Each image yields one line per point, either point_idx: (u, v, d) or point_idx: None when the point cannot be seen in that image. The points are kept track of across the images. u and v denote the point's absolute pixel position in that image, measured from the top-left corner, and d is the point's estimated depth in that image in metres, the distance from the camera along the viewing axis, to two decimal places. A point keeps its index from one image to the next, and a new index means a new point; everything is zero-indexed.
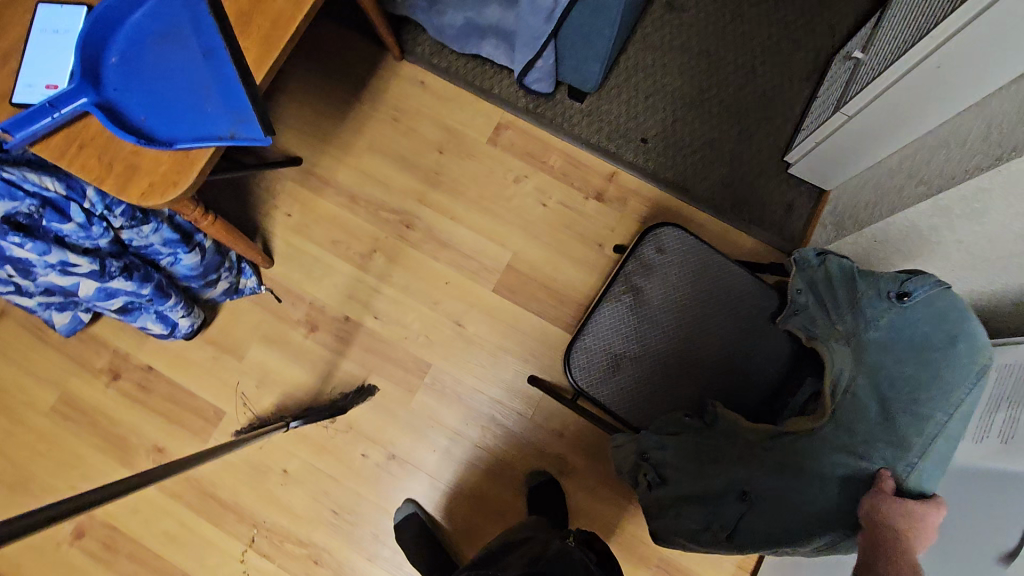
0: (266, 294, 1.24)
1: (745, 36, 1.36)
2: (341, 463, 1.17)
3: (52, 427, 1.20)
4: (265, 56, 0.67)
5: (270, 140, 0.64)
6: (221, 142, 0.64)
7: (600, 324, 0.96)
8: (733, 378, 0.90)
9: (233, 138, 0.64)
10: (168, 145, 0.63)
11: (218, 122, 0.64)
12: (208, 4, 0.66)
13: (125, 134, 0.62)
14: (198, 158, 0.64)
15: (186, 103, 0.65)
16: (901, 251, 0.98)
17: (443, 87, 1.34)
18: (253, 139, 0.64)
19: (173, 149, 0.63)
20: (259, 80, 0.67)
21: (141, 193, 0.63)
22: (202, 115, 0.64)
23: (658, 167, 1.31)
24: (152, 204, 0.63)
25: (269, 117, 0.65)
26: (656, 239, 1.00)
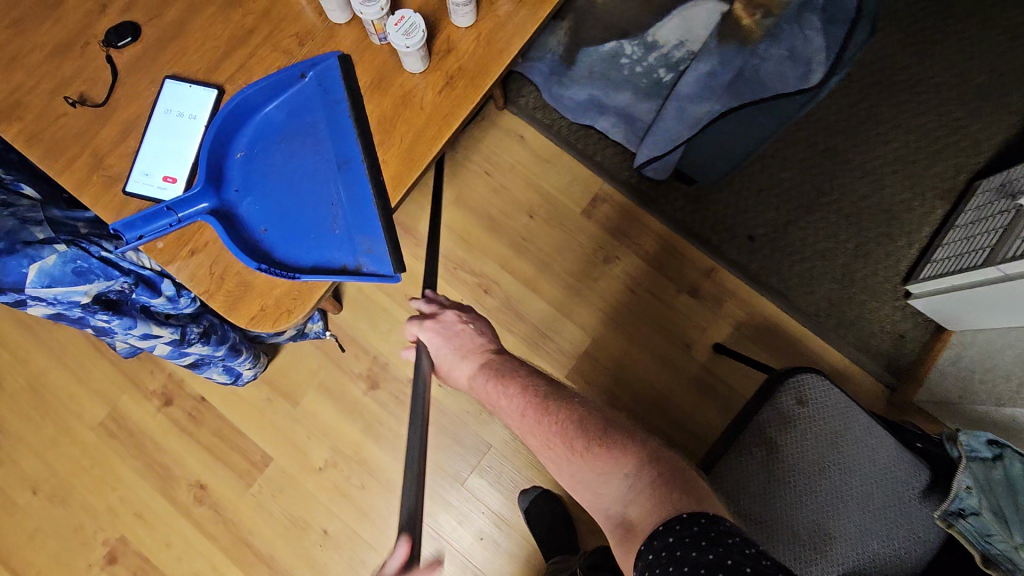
0: (329, 340, 1.19)
1: (879, 139, 1.24)
2: (381, 533, 1.12)
3: (96, 443, 1.16)
4: (405, 174, 0.60)
5: (399, 278, 0.57)
6: (347, 273, 0.57)
7: (729, 477, 0.79)
8: (879, 567, 0.75)
9: (360, 271, 0.57)
10: (291, 275, 0.56)
11: (344, 248, 0.58)
12: (351, 107, 0.60)
13: (245, 256, 0.55)
14: (318, 288, 0.57)
15: (311, 219, 0.58)
16: None
17: (544, 146, 1.26)
18: (381, 274, 0.57)
19: (295, 280, 0.57)
20: (393, 198, 0.60)
21: (251, 316, 0.56)
22: (329, 237, 0.58)
23: (763, 271, 1.20)
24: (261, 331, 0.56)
25: (400, 249, 0.58)
26: (800, 385, 0.81)
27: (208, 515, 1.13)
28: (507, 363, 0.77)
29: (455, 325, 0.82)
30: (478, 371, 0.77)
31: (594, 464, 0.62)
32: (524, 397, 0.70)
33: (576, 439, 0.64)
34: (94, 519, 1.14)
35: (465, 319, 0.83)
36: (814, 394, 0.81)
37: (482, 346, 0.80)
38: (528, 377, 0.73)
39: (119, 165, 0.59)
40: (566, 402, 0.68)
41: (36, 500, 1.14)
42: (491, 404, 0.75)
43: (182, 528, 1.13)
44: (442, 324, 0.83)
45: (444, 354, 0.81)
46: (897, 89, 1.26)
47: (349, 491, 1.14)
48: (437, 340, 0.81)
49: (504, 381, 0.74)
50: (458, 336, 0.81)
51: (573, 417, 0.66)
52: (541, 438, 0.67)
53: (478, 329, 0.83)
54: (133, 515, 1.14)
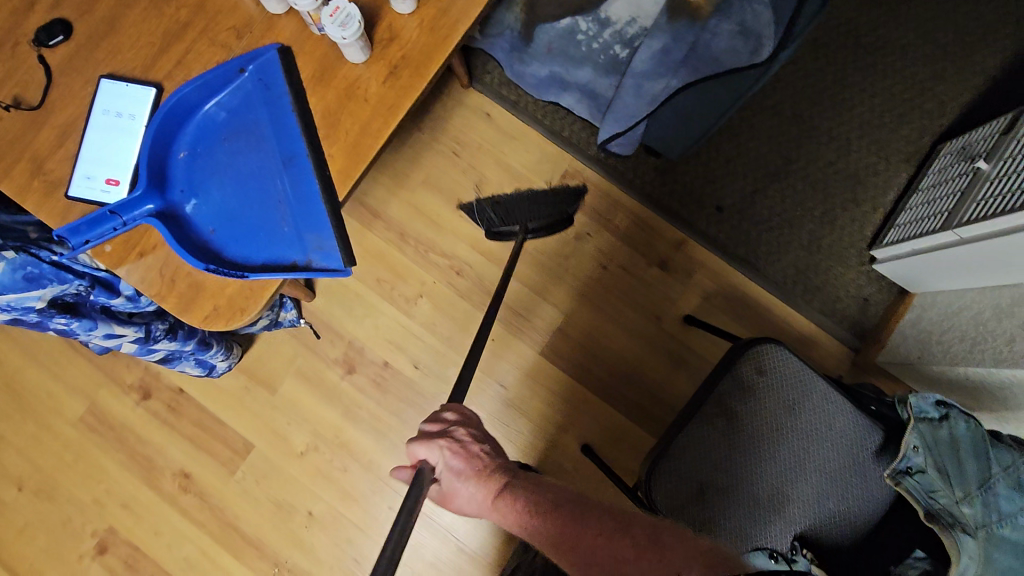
0: (304, 327, 1.19)
1: (844, 104, 1.25)
2: (365, 512, 1.15)
3: (78, 438, 1.18)
4: (351, 168, 0.65)
5: (349, 271, 0.63)
6: (299, 269, 0.62)
7: (687, 446, 0.82)
8: (831, 525, 0.79)
9: (310, 266, 0.63)
10: (241, 274, 0.61)
11: (294, 247, 0.63)
12: (292, 104, 0.65)
13: (194, 260, 0.60)
14: (268, 286, 0.61)
15: (260, 219, 0.64)
16: (1010, 397, 0.90)
17: (510, 123, 1.25)
18: (332, 268, 0.63)
19: (245, 280, 0.61)
20: (342, 192, 0.65)
21: (204, 317, 0.61)
22: (278, 235, 0.63)
23: (732, 242, 1.22)
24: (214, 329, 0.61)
25: (349, 244, 0.63)
26: (760, 355, 0.83)
27: (194, 502, 1.16)
28: (530, 481, 0.67)
29: (469, 446, 0.70)
30: (502, 491, 0.66)
31: (644, 568, 0.54)
32: (561, 512, 0.62)
33: (623, 545, 0.57)
34: (82, 511, 1.16)
35: (480, 439, 0.71)
36: (772, 362, 0.83)
37: (504, 466, 0.69)
38: (562, 492, 0.65)
39: (59, 169, 0.64)
40: (605, 510, 0.61)
41: (24, 496, 1.16)
42: (514, 528, 0.64)
43: (170, 517, 1.16)
44: (458, 442, 0.70)
45: (455, 476, 0.68)
46: (863, 54, 1.26)
47: (332, 473, 1.16)
48: (450, 465, 0.68)
49: (534, 497, 0.64)
50: (474, 455, 0.69)
51: (616, 525, 0.59)
52: (581, 557, 0.57)
53: (494, 449, 0.71)
54: (120, 506, 1.16)
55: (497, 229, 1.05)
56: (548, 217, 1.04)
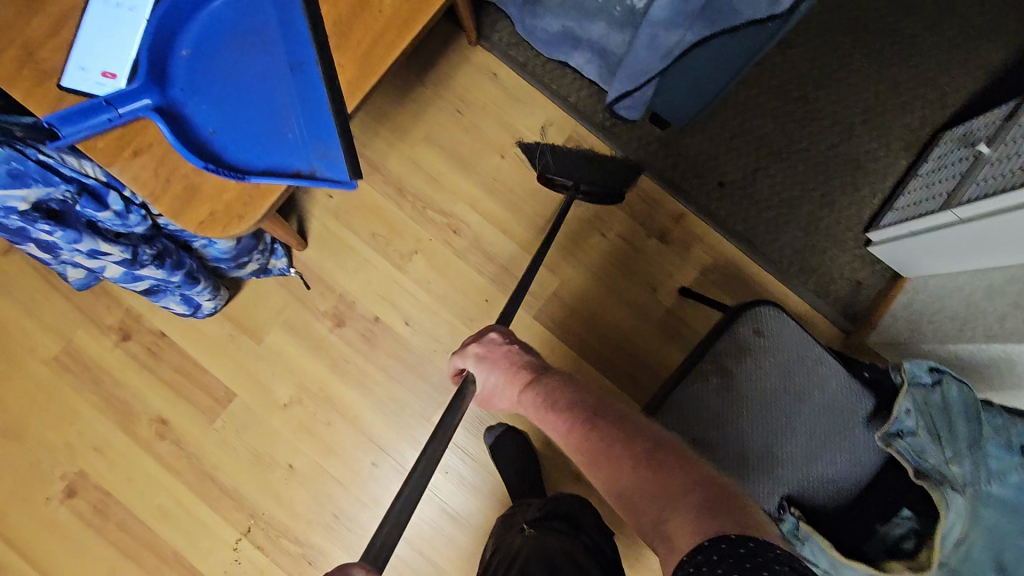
0: (294, 277, 1.17)
1: (848, 88, 1.25)
2: (347, 467, 1.13)
3: (51, 378, 1.14)
4: (361, 80, 0.69)
5: (353, 182, 0.63)
6: (303, 178, 0.63)
7: (679, 402, 0.82)
8: (817, 490, 0.79)
9: (314, 175, 0.64)
10: (241, 176, 0.62)
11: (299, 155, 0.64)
12: (303, 9, 0.64)
13: (193, 157, 0.61)
14: (271, 191, 0.64)
15: (264, 125, 0.64)
16: (1000, 374, 0.91)
17: (516, 85, 1.24)
18: (336, 179, 0.63)
19: (245, 181, 0.63)
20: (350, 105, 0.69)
21: (200, 222, 0.63)
22: (282, 141, 0.64)
23: (731, 217, 1.22)
24: (210, 234, 0.63)
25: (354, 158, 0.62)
26: (758, 316, 0.83)
27: (171, 450, 1.12)
28: (554, 384, 0.75)
29: (497, 345, 0.82)
30: (526, 387, 0.77)
31: (640, 487, 0.61)
32: (575, 413, 0.70)
33: (627, 459, 0.63)
34: (51, 454, 1.12)
35: (509, 342, 0.82)
36: (771, 323, 0.82)
37: (531, 368, 0.78)
38: (584, 398, 0.72)
39: (51, 59, 0.63)
40: (618, 423, 0.68)
41: None
42: (541, 421, 0.75)
43: (144, 462, 1.12)
44: (485, 347, 0.82)
45: (489, 376, 0.80)
46: (870, 40, 1.26)
47: (315, 427, 1.14)
48: (481, 366, 0.81)
49: (554, 398, 0.74)
50: (503, 355, 0.80)
51: (623, 437, 0.66)
52: (588, 456, 0.67)
53: (524, 348, 0.82)
54: (92, 450, 1.12)
55: (550, 175, 1.05)
56: (602, 181, 1.04)
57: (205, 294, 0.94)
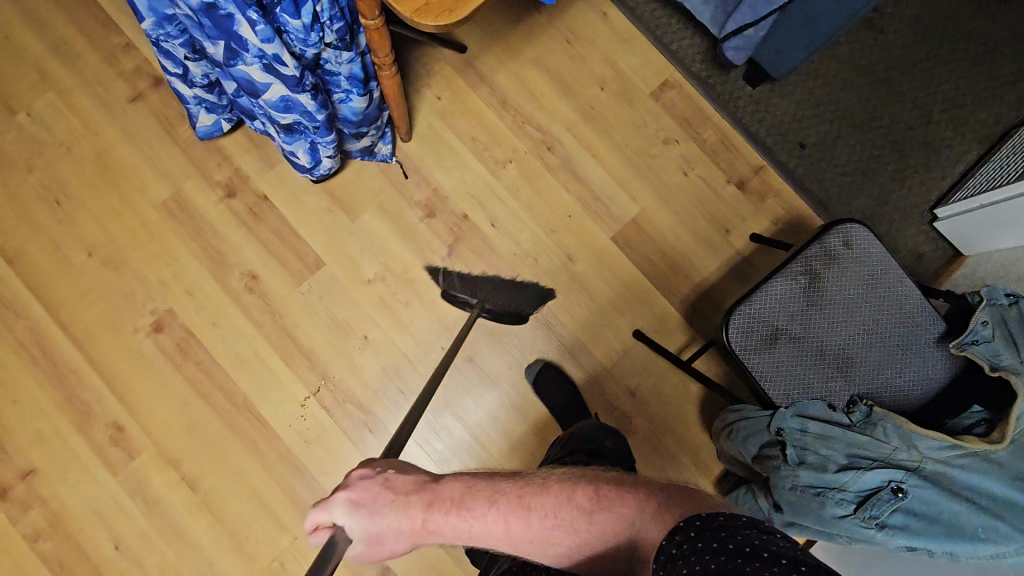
0: (394, 166, 1.24)
1: (933, 77, 1.32)
2: (418, 347, 1.19)
3: (156, 220, 1.21)
4: None
5: None
6: None
7: (768, 298, 0.86)
8: (887, 392, 0.85)
9: None
10: None
11: None
12: None
13: None
14: None
15: None
16: None
17: (624, 26, 1.32)
18: None
19: None
20: None
21: (415, 10, 0.69)
22: None
23: (807, 177, 1.29)
24: (425, 20, 0.69)
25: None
26: (848, 231, 0.89)
27: (256, 303, 1.19)
28: (459, 486, 0.67)
29: (370, 478, 0.64)
30: (430, 509, 0.64)
31: (604, 528, 0.65)
32: (502, 505, 0.66)
33: (574, 516, 0.65)
34: (146, 289, 1.18)
35: (380, 471, 0.65)
36: (859, 239, 0.89)
37: (420, 483, 0.66)
38: (493, 485, 0.68)
39: None
40: (543, 481, 0.68)
41: (92, 262, 1.19)
42: (466, 538, 0.67)
43: (229, 312, 1.19)
44: (354, 486, 0.63)
45: (374, 524, 0.62)
46: (958, 36, 1.34)
47: (393, 305, 1.20)
48: (364, 515, 0.61)
49: (468, 503, 0.66)
50: (386, 492, 0.63)
51: (557, 495, 0.67)
52: (537, 541, 0.66)
53: (398, 470, 0.67)
54: (183, 292, 1.19)
55: (454, 292, 1.14)
56: (507, 306, 1.14)
57: (329, 150, 1.03)
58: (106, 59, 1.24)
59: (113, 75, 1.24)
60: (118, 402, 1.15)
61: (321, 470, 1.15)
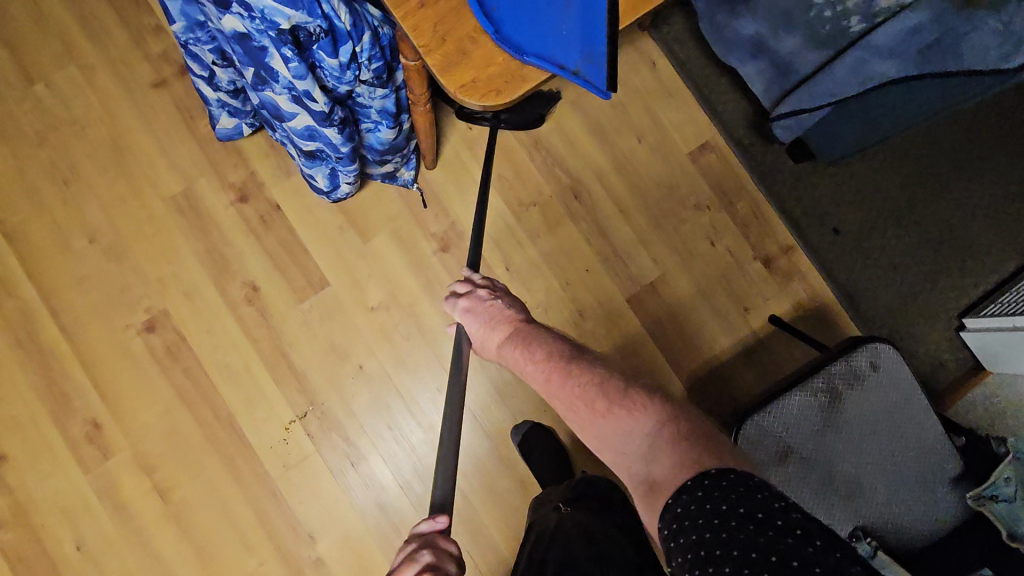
0: (415, 192, 1.20)
1: (983, 176, 1.23)
2: (411, 383, 1.15)
3: (163, 215, 1.17)
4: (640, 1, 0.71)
5: (607, 95, 0.64)
6: (566, 73, 0.63)
7: (785, 410, 0.82)
8: (894, 531, 0.81)
9: (578, 74, 0.63)
10: (516, 52, 0.63)
11: (570, 51, 0.63)
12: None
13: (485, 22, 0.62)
14: (532, 78, 0.64)
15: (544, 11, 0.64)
16: None
17: (672, 79, 1.27)
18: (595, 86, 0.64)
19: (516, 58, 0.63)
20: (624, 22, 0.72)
21: (459, 85, 0.63)
22: (556, 32, 0.64)
23: (836, 265, 1.24)
24: (468, 99, 0.63)
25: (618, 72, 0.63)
26: (877, 351, 0.84)
27: (254, 315, 1.15)
28: (537, 333, 0.75)
29: (483, 300, 0.84)
30: (505, 338, 0.78)
31: (616, 425, 0.61)
32: (553, 363, 0.70)
33: (598, 401, 0.64)
34: (143, 285, 1.15)
35: (494, 297, 0.84)
36: (887, 361, 0.84)
37: (510, 317, 0.80)
38: (559, 348, 0.72)
39: None
40: (599, 368, 0.67)
41: (92, 250, 1.15)
42: (520, 374, 0.75)
43: (225, 319, 1.15)
44: (469, 300, 0.85)
45: (471, 326, 0.83)
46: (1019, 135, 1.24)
47: (394, 337, 1.16)
48: (466, 315, 0.84)
49: (529, 347, 0.74)
50: (485, 309, 0.83)
51: (597, 378, 0.65)
52: (564, 404, 0.67)
53: (507, 300, 0.84)
54: (181, 293, 1.15)
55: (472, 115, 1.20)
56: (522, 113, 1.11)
57: (349, 177, 0.98)
58: (133, 39, 1.19)
59: (138, 57, 1.19)
60: (100, 398, 1.12)
61: (296, 497, 1.11)
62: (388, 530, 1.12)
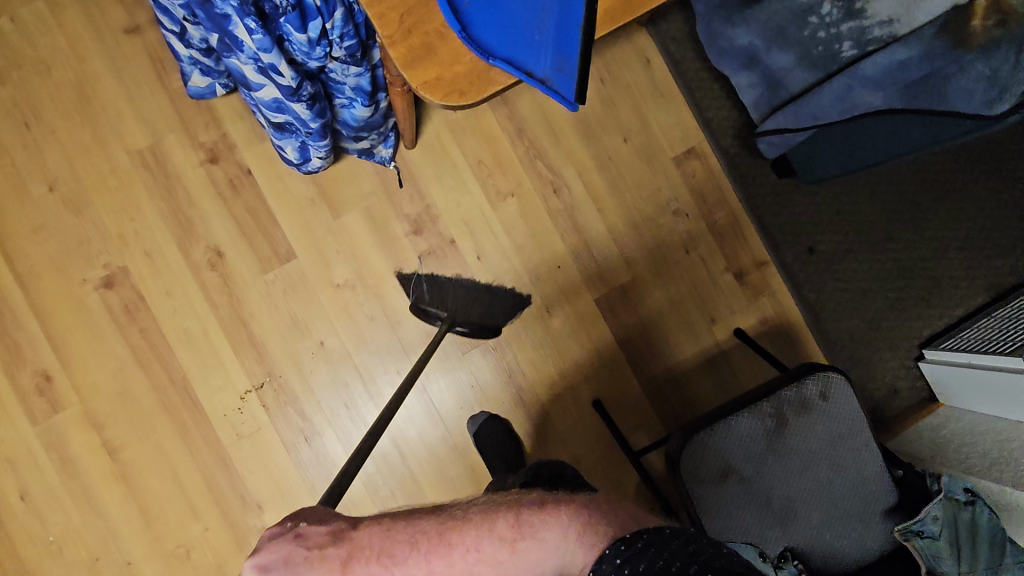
0: (391, 171, 1.17)
1: (962, 211, 1.23)
2: (372, 364, 1.15)
3: (128, 169, 1.13)
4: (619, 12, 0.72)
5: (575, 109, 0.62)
6: (534, 82, 0.63)
7: (730, 431, 0.83)
8: (822, 554, 0.84)
9: (545, 83, 0.63)
10: (484, 55, 0.64)
11: (541, 59, 0.62)
12: None
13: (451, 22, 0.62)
14: (497, 80, 0.66)
15: (519, 16, 0.60)
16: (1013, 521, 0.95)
17: (665, 80, 1.24)
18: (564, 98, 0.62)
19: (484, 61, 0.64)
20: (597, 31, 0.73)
21: (423, 81, 0.66)
22: (528, 39, 0.61)
23: (807, 285, 1.24)
24: (431, 97, 0.66)
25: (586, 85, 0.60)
26: (828, 381, 0.84)
27: (216, 281, 1.13)
28: (376, 530, 0.52)
29: (278, 540, 0.53)
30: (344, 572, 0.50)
31: (533, 559, 0.50)
32: (420, 552, 0.51)
33: (498, 548, 0.51)
34: (104, 239, 1.12)
35: (291, 525, 0.54)
36: (837, 392, 0.84)
37: (331, 535, 0.52)
38: (412, 527, 0.52)
39: None
40: (467, 515, 0.54)
41: (52, 198, 1.12)
42: None
43: (186, 283, 1.13)
44: (259, 552, 0.52)
45: None
46: (1003, 172, 1.23)
47: (357, 317, 1.15)
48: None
49: (383, 559, 0.50)
50: (291, 556, 0.51)
51: (477, 524, 0.52)
52: None
53: (314, 519, 0.55)
54: (142, 251, 1.12)
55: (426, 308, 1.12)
56: (479, 319, 1.12)
57: (320, 152, 0.96)
58: None
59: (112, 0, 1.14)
60: (51, 350, 1.10)
61: (246, 467, 1.11)
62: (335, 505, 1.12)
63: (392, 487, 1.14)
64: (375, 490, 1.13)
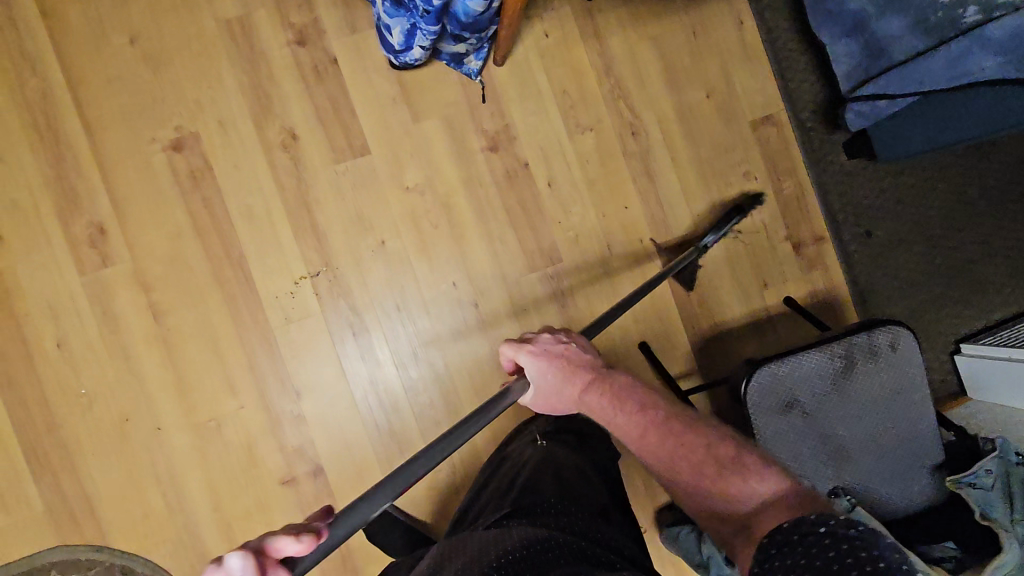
0: (476, 85, 1.17)
1: (1016, 219, 1.26)
2: (431, 272, 1.14)
3: (214, 36, 1.11)
4: None
5: None
6: None
7: (801, 366, 0.84)
8: (870, 500, 0.86)
9: None
10: None
11: None
12: None
13: None
14: None
15: None
16: None
17: (754, 44, 1.25)
18: None
19: None
20: None
21: None
22: None
23: (859, 266, 1.26)
24: None
25: None
26: (897, 333, 0.87)
27: (286, 163, 1.11)
28: (620, 380, 0.77)
29: (554, 343, 0.81)
30: (595, 388, 0.76)
31: (738, 481, 0.63)
32: (652, 415, 0.72)
33: (721, 456, 0.65)
34: (179, 102, 1.10)
35: (565, 341, 0.82)
36: (904, 346, 0.87)
37: (589, 366, 0.79)
38: (655, 401, 0.74)
39: None
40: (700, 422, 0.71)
41: (131, 51, 1.09)
42: (607, 422, 0.74)
43: (256, 160, 1.11)
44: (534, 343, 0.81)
45: (546, 375, 0.78)
46: None
47: (422, 223, 1.14)
48: (539, 361, 0.79)
49: (623, 398, 0.74)
50: (562, 354, 0.80)
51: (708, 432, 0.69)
52: (666, 457, 0.67)
53: (579, 349, 0.82)
54: (216, 120, 1.10)
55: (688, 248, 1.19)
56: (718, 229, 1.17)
57: (426, 41, 0.96)
58: None
59: None
60: (108, 203, 1.08)
61: (290, 353, 1.10)
62: (372, 406, 1.12)
63: (432, 396, 1.13)
64: (415, 396, 1.13)
